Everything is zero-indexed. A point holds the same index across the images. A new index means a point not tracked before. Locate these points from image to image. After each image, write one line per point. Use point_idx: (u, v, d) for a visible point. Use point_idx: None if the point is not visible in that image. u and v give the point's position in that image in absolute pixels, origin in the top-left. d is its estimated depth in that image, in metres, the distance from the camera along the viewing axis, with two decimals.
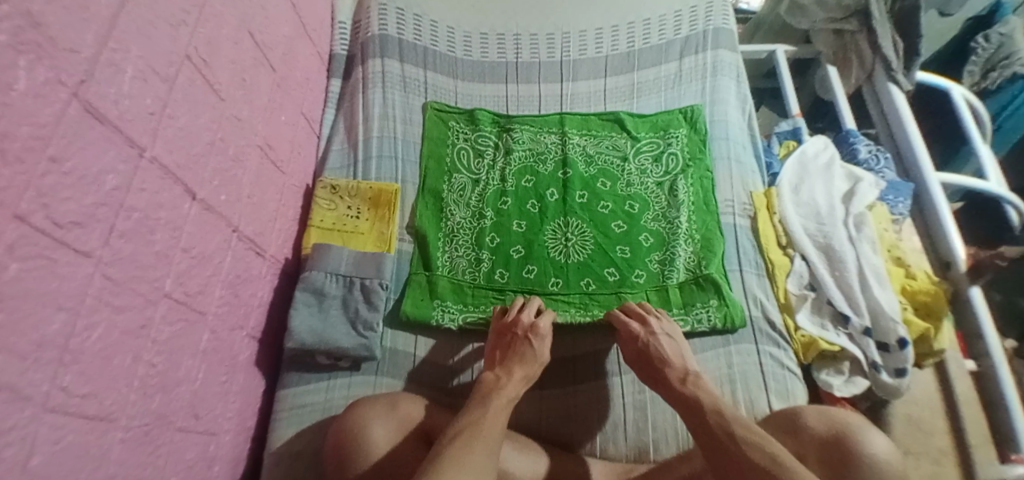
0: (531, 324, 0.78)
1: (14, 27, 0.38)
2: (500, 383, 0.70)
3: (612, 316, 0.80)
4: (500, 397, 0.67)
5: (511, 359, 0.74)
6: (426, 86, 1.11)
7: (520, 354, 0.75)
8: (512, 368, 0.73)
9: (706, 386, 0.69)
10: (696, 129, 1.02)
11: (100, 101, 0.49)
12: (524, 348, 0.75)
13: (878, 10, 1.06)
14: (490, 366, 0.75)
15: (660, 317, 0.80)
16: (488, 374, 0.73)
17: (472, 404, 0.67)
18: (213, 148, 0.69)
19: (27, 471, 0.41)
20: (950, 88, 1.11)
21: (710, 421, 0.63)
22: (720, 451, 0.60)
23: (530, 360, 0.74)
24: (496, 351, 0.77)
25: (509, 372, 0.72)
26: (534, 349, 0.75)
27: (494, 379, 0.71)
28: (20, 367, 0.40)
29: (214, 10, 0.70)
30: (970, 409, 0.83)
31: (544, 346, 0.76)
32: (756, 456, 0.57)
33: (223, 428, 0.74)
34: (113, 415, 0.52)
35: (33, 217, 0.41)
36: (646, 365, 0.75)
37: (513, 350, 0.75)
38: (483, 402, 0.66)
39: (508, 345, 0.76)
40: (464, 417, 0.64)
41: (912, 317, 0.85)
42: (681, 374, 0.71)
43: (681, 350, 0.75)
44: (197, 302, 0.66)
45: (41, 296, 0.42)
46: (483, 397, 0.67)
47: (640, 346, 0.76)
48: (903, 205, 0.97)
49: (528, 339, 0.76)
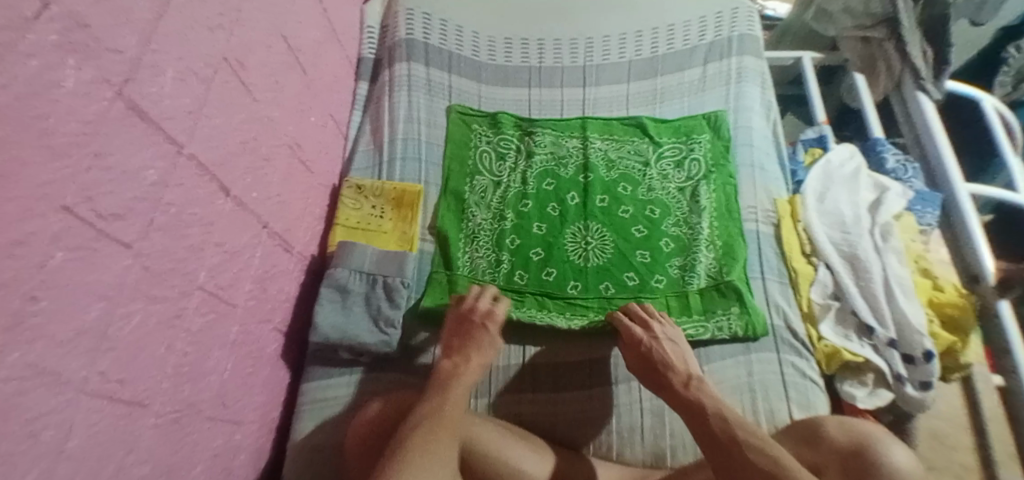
0: (487, 311, 0.79)
1: (63, 28, 0.40)
2: (459, 370, 0.71)
3: (617, 321, 0.80)
4: (458, 385, 0.69)
5: (468, 345, 0.75)
6: (450, 89, 1.12)
7: (477, 341, 0.76)
8: (469, 355, 0.74)
9: (710, 391, 0.68)
10: (719, 135, 1.02)
11: (142, 100, 0.51)
12: (481, 335, 0.76)
13: (907, 19, 1.02)
14: (448, 353, 0.75)
15: (664, 321, 0.80)
16: (446, 362, 0.73)
17: (432, 393, 0.67)
18: (245, 147, 0.71)
19: (63, 453, 0.43)
20: (980, 99, 1.10)
21: (715, 427, 0.63)
22: (720, 454, 0.60)
23: (487, 347, 0.76)
24: (453, 339, 0.77)
25: (466, 359, 0.73)
26: (490, 335, 0.77)
27: (451, 367, 0.72)
28: (61, 352, 0.42)
29: (250, 15, 0.73)
30: (996, 424, 0.82)
31: (498, 332, 0.78)
32: (757, 458, 0.57)
33: (249, 419, 0.75)
34: (146, 400, 0.54)
35: (78, 209, 0.43)
36: (649, 371, 0.75)
37: (470, 337, 0.76)
38: (442, 390, 0.68)
39: (465, 333, 0.77)
40: (423, 405, 0.65)
41: (939, 330, 0.83)
42: (684, 379, 0.71)
43: (684, 354, 0.75)
44: (228, 295, 0.68)
45: (83, 285, 0.44)
46: (441, 386, 0.68)
47: (642, 350, 0.75)
48: (932, 216, 0.96)
49: (484, 326, 0.77)
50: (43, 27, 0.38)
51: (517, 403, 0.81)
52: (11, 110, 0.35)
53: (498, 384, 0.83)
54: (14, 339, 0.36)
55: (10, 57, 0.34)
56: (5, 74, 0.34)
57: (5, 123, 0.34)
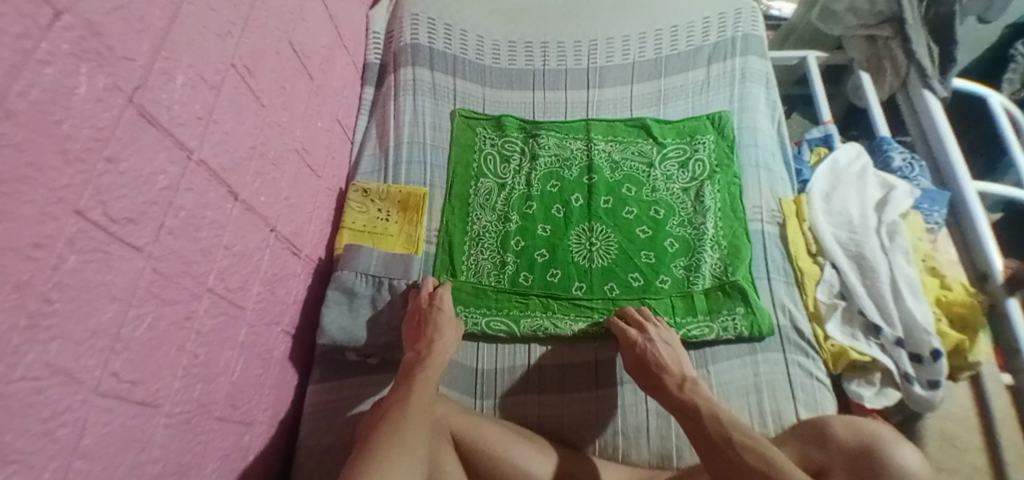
0: (431, 294, 0.84)
1: (76, 37, 0.41)
2: (423, 356, 0.74)
3: (612, 325, 0.81)
4: (424, 370, 0.71)
5: (427, 330, 0.78)
6: (455, 93, 1.13)
7: (434, 323, 0.79)
8: (432, 340, 0.76)
9: (703, 391, 0.69)
10: (723, 135, 1.02)
11: (153, 106, 0.52)
12: (437, 317, 0.80)
13: (912, 17, 1.03)
14: (412, 345, 0.78)
15: (658, 323, 0.81)
16: (411, 353, 0.76)
17: (399, 384, 0.70)
18: (254, 152, 0.72)
19: (78, 451, 0.44)
20: (988, 96, 1.08)
21: (707, 425, 0.63)
22: (716, 454, 0.60)
23: (446, 328, 0.79)
24: (414, 330, 0.80)
25: (429, 344, 0.76)
26: (444, 312, 0.81)
27: (416, 356, 0.74)
28: (76, 351, 0.43)
29: (260, 22, 0.74)
30: (1006, 425, 0.81)
31: (450, 309, 0.82)
32: (748, 456, 0.58)
33: (258, 419, 0.77)
34: (158, 401, 0.55)
35: (92, 213, 0.43)
36: (644, 372, 0.76)
37: (428, 322, 0.80)
38: (408, 380, 0.70)
39: (421, 321, 0.80)
40: (392, 397, 0.67)
41: (947, 329, 0.82)
42: (679, 380, 0.72)
43: (676, 354, 0.76)
44: (237, 298, 0.69)
45: (97, 288, 0.45)
46: (408, 377, 0.70)
47: (637, 352, 0.77)
48: (939, 215, 0.95)
49: (436, 308, 0.81)
50: (56, 36, 0.39)
51: (521, 404, 0.82)
52: (27, 116, 0.36)
53: (502, 386, 0.83)
54: (30, 339, 0.37)
55: (27, 65, 0.36)
56: (21, 81, 0.35)
57: (21, 128, 0.35)
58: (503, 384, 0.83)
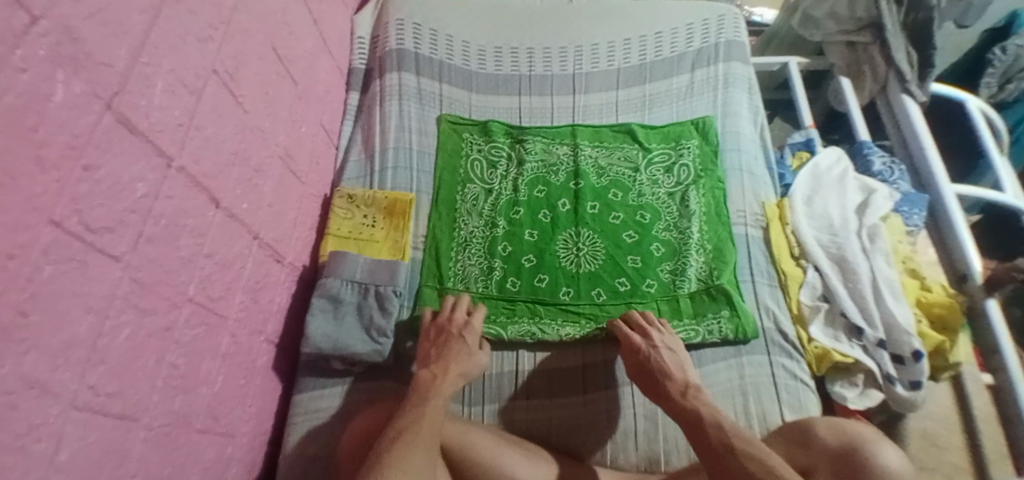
0: (464, 322, 0.82)
1: (52, 42, 0.41)
2: (437, 380, 0.73)
3: (616, 328, 0.81)
4: (435, 394, 0.70)
5: (447, 356, 0.77)
6: (441, 98, 1.13)
7: (455, 351, 0.78)
8: (448, 366, 0.76)
9: (706, 400, 0.69)
10: (707, 140, 1.03)
11: (131, 112, 0.51)
12: (457, 345, 0.79)
13: (891, 24, 1.06)
14: (425, 363, 0.77)
15: (663, 330, 0.80)
16: (425, 371, 0.75)
17: (409, 403, 0.69)
18: (236, 158, 0.72)
19: (54, 466, 0.43)
20: (965, 101, 1.10)
21: (708, 433, 0.64)
22: (711, 456, 0.61)
23: (463, 355, 0.78)
24: (432, 349, 0.79)
25: (445, 369, 0.75)
26: (468, 345, 0.79)
27: (430, 376, 0.74)
28: (51, 364, 0.42)
29: (241, 25, 0.74)
30: (987, 425, 0.82)
31: (475, 341, 0.80)
32: (752, 467, 0.58)
33: (240, 430, 0.75)
34: (136, 413, 0.53)
35: (67, 222, 0.43)
36: (647, 379, 0.75)
37: (449, 348, 0.78)
38: (420, 401, 0.69)
39: (444, 343, 0.79)
40: (403, 417, 0.66)
41: (927, 329, 0.83)
42: (682, 388, 0.72)
43: (682, 362, 0.76)
44: (219, 306, 0.68)
45: (72, 298, 0.44)
46: (420, 396, 0.70)
47: (640, 358, 0.76)
48: (918, 217, 0.97)
49: (462, 336, 0.80)
50: (32, 41, 0.38)
51: (508, 410, 0.82)
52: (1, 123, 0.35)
53: (490, 393, 0.83)
54: (4, 351, 0.37)
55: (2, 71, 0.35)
56: None
57: None
58: (490, 390, 0.83)
